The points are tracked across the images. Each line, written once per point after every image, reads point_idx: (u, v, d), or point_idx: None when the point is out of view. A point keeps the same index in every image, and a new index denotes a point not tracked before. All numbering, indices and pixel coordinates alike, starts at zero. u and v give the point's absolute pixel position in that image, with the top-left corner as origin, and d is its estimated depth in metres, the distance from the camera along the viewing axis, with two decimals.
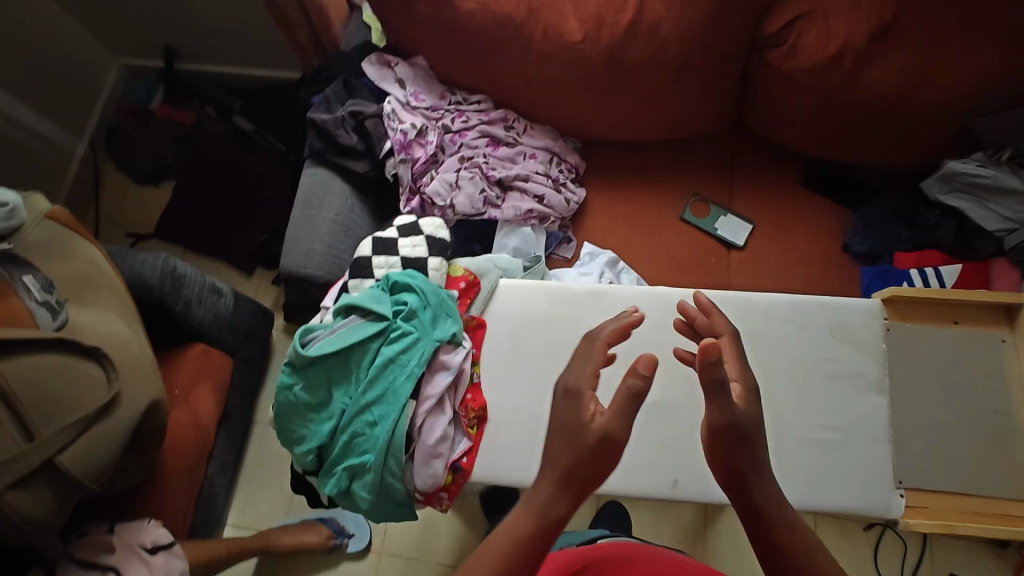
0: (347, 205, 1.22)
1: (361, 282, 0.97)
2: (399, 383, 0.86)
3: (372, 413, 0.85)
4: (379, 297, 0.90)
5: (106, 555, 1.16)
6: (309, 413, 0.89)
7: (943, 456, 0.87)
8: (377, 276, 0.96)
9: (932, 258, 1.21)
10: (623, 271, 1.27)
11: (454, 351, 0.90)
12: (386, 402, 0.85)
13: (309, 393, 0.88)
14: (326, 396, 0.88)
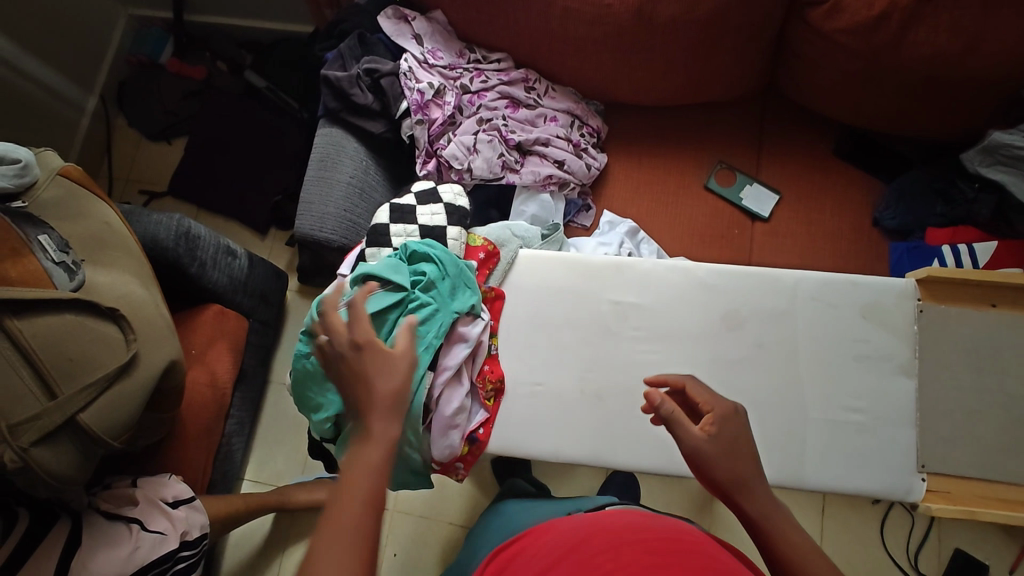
0: (363, 168, 1.19)
1: (379, 250, 0.95)
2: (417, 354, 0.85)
3: None
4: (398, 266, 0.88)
5: (128, 507, 1.20)
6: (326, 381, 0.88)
7: (967, 441, 0.86)
8: (395, 245, 0.93)
9: (966, 235, 1.17)
10: (643, 241, 1.24)
11: (472, 323, 0.90)
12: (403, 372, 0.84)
13: None
14: None
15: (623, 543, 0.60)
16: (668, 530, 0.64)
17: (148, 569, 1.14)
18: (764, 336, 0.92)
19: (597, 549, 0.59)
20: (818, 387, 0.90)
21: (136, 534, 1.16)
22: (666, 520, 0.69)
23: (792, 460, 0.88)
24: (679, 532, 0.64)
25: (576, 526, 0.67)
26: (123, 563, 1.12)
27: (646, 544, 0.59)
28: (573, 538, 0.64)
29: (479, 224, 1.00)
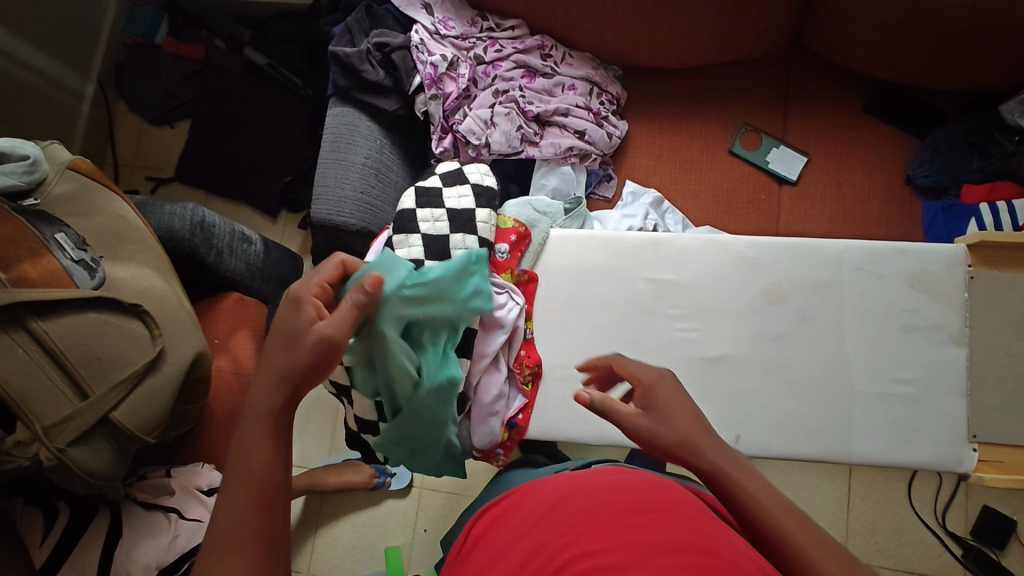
0: (377, 147, 1.15)
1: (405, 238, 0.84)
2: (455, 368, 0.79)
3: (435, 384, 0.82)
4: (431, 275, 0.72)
5: (166, 497, 1.20)
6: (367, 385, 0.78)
7: (1018, 409, 0.84)
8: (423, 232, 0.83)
9: (1005, 191, 1.13)
10: (668, 212, 1.21)
11: (507, 309, 0.88)
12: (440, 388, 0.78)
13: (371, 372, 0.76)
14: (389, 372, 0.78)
15: (596, 503, 0.55)
16: (656, 485, 0.59)
17: (186, 558, 1.16)
18: (808, 309, 0.90)
19: (569, 513, 0.55)
20: (863, 359, 0.88)
21: (175, 522, 1.18)
22: (650, 474, 0.65)
23: (838, 435, 0.87)
24: (668, 487, 0.59)
25: (553, 484, 0.63)
26: (164, 552, 1.14)
27: (627, 504, 0.54)
28: (548, 499, 0.60)
29: (507, 204, 0.96)
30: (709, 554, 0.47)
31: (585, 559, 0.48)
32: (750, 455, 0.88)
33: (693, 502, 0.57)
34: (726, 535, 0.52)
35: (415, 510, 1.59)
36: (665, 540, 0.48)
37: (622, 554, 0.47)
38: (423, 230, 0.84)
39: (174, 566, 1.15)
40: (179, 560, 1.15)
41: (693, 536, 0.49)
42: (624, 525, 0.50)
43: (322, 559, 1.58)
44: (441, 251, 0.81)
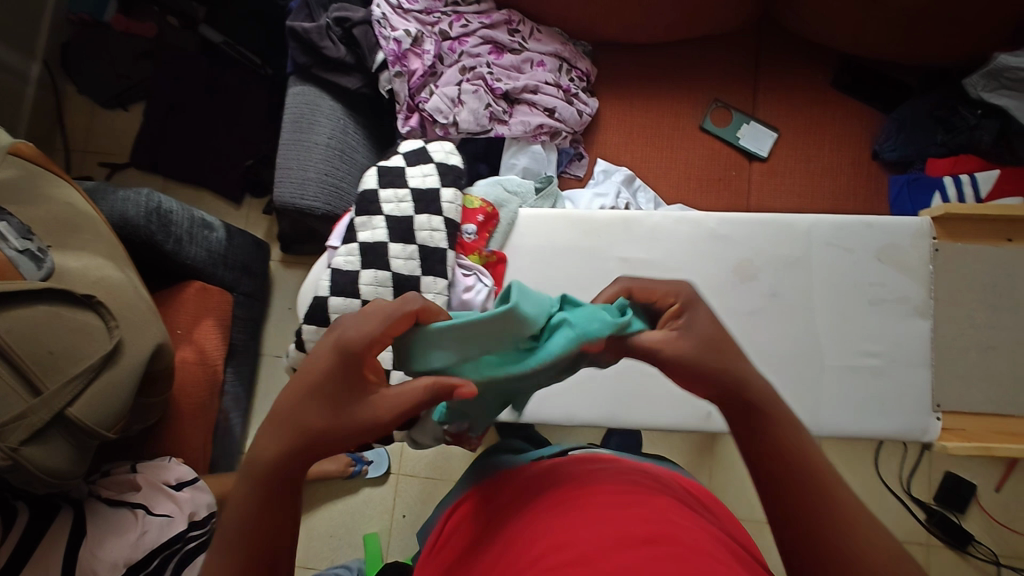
0: (341, 127, 1.11)
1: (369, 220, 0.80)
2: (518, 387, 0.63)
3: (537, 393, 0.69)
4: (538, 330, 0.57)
5: (132, 493, 1.19)
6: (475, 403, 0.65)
7: (981, 377, 0.86)
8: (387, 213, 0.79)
9: (968, 164, 1.14)
10: (639, 189, 1.20)
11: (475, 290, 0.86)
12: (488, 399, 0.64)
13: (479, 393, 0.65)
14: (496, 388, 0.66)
15: (573, 504, 0.53)
16: (633, 482, 0.58)
17: (158, 553, 1.12)
18: (778, 285, 0.90)
19: (548, 511, 0.54)
20: (832, 333, 0.89)
21: (143, 518, 1.15)
22: (634, 471, 0.64)
23: (809, 409, 0.88)
24: (647, 485, 0.58)
25: (535, 485, 0.62)
26: (132, 549, 1.11)
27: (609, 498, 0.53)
28: (529, 503, 0.58)
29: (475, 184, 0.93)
30: (682, 544, 0.46)
31: (553, 553, 0.46)
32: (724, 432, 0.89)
33: (670, 499, 0.56)
34: (701, 529, 0.51)
35: (392, 497, 1.58)
36: (638, 532, 0.46)
37: (590, 546, 0.45)
38: (387, 211, 0.79)
39: (143, 563, 1.10)
40: (150, 554, 1.11)
41: (666, 528, 0.48)
42: (597, 521, 0.48)
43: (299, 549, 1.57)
44: (406, 233, 0.77)
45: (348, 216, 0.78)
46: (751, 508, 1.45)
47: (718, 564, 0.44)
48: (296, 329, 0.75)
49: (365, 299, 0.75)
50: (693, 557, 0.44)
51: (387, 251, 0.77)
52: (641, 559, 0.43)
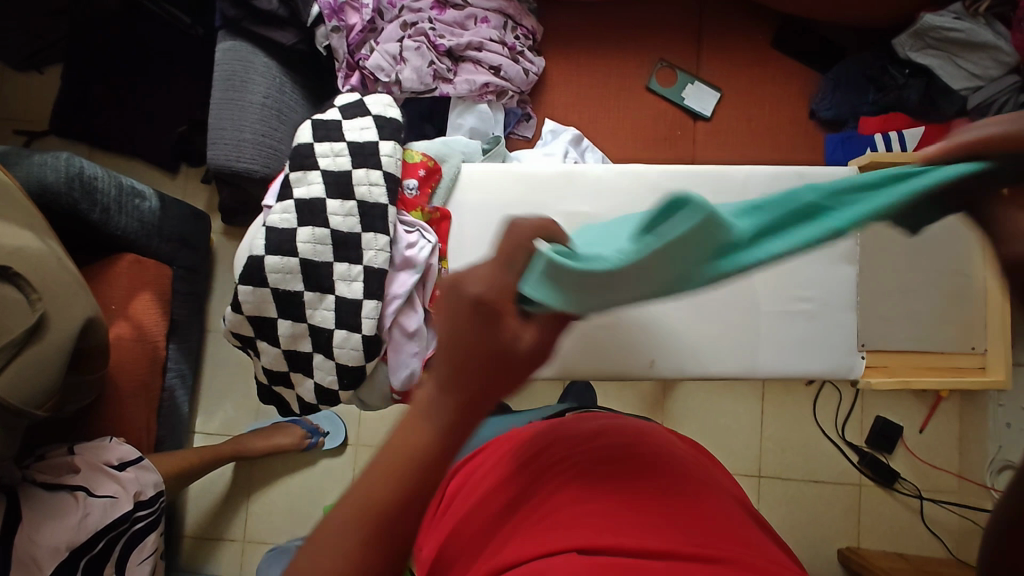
0: (276, 86, 1.06)
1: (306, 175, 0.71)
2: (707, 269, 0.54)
3: None
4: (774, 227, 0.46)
5: (70, 475, 1.13)
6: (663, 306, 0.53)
7: (904, 316, 0.92)
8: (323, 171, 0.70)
9: (897, 121, 1.18)
10: (587, 149, 1.19)
11: (418, 247, 0.74)
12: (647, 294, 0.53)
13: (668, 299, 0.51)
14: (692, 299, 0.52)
15: (577, 463, 0.59)
16: (636, 433, 0.65)
17: (102, 536, 1.10)
18: None
19: (557, 466, 0.60)
20: (768, 281, 0.91)
21: (83, 501, 1.10)
22: (630, 421, 0.71)
23: (746, 357, 0.91)
24: (644, 433, 0.66)
25: (540, 435, 0.67)
26: (74, 532, 1.06)
27: (619, 448, 0.61)
28: (533, 458, 0.63)
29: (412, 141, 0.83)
30: (683, 497, 0.55)
31: (563, 518, 0.52)
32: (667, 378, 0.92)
33: (664, 446, 0.64)
34: (695, 475, 0.60)
35: (350, 467, 1.58)
36: (653, 487, 0.56)
37: (594, 512, 0.52)
38: (324, 166, 0.70)
39: (88, 544, 1.08)
40: (95, 537, 1.09)
41: (676, 480, 0.58)
42: (602, 485, 0.56)
43: (258, 523, 1.58)
44: (343, 187, 0.70)
45: (282, 172, 0.71)
46: None
47: (712, 509, 0.55)
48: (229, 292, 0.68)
49: (303, 258, 0.69)
50: (700, 506, 0.54)
51: (324, 207, 0.69)
52: (652, 516, 0.52)
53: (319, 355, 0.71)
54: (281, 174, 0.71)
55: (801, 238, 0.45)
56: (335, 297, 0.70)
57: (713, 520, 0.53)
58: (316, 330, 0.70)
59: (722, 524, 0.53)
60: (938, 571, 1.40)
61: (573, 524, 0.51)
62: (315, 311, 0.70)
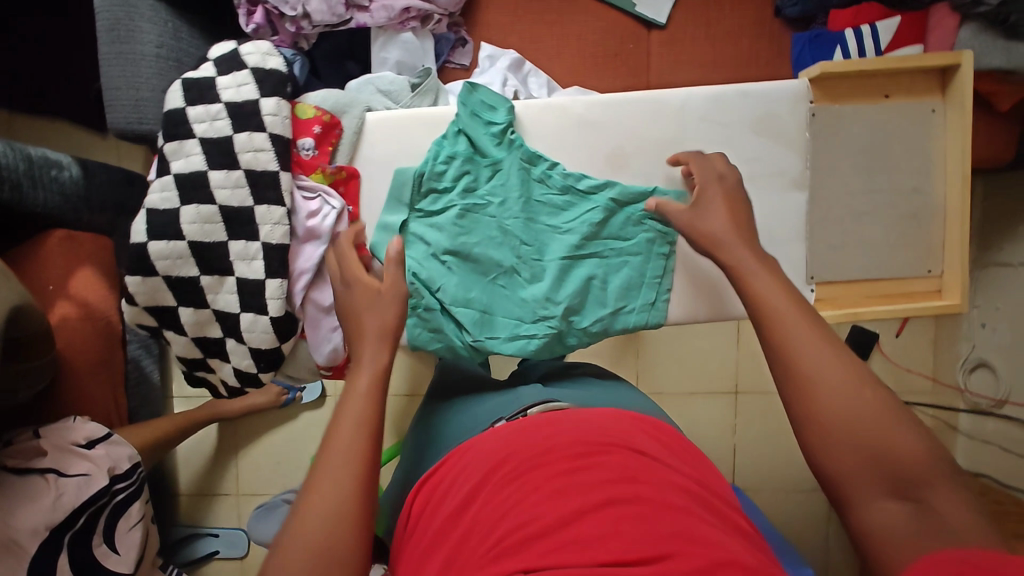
0: (170, 32, 0.94)
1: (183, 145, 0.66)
2: (598, 301, 0.75)
3: (479, 190, 0.74)
4: (511, 149, 0.74)
5: (38, 458, 1.12)
6: (476, 243, 0.73)
7: (856, 244, 0.77)
8: (200, 136, 0.65)
9: (870, 14, 1.05)
10: (529, 74, 1.09)
11: (321, 215, 0.69)
12: (569, 344, 0.75)
13: (468, 231, 0.73)
14: (483, 231, 0.74)
15: (528, 469, 0.54)
16: (593, 428, 0.58)
17: (84, 510, 1.12)
18: (652, 173, 0.76)
19: (508, 481, 0.53)
20: None
21: (55, 482, 1.11)
22: (588, 411, 0.62)
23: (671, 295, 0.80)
24: (601, 426, 0.58)
25: (495, 435, 0.61)
26: (50, 512, 1.07)
27: (567, 453, 0.54)
28: (484, 461, 0.58)
29: (309, 93, 0.73)
30: (639, 496, 0.49)
31: (509, 536, 0.47)
32: None
33: (622, 438, 0.57)
34: (656, 468, 0.53)
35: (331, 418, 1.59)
36: (596, 492, 0.49)
37: (542, 525, 0.47)
38: (200, 133, 0.64)
39: (68, 521, 1.10)
40: (76, 513, 1.11)
41: (626, 478, 0.51)
42: (552, 492, 0.50)
43: (249, 478, 1.62)
44: (226, 156, 0.64)
45: (157, 145, 0.66)
46: (674, 382, 1.54)
47: (671, 506, 0.48)
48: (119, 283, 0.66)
49: (190, 241, 0.65)
50: (651, 506, 0.48)
51: (208, 180, 0.64)
52: (603, 527, 0.46)
53: (231, 340, 0.68)
54: (155, 146, 0.66)
55: (470, 111, 0.74)
56: (235, 279, 0.66)
57: (674, 523, 0.46)
58: (221, 315, 0.67)
59: (684, 524, 0.46)
60: None
61: (520, 544, 0.46)
62: (216, 296, 0.67)
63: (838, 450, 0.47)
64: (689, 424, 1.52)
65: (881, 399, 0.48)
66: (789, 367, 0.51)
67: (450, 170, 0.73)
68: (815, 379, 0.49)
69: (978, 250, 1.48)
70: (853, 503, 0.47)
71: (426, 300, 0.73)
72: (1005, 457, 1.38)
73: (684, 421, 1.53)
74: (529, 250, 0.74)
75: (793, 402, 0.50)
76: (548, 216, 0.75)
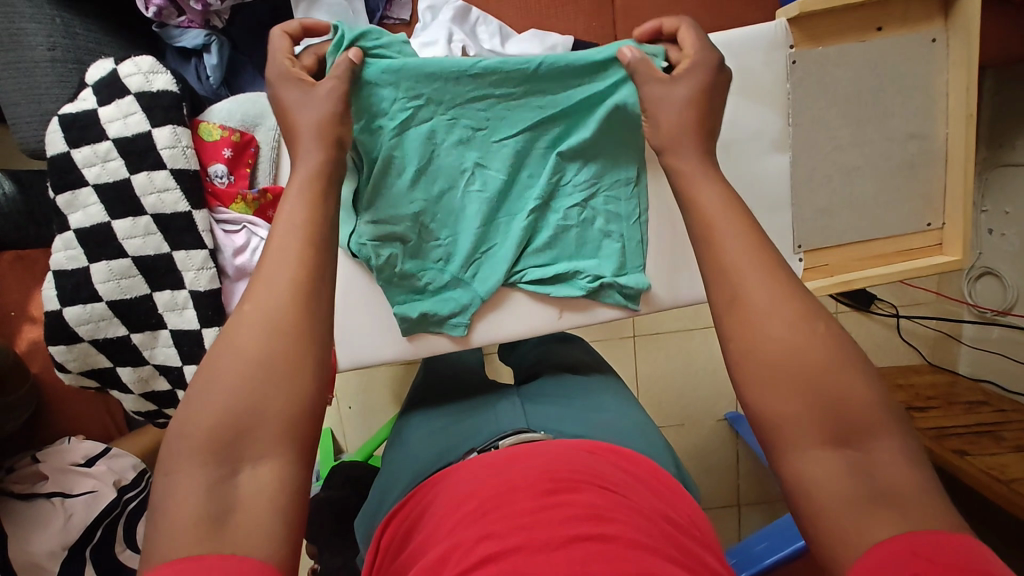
0: (61, 30, 0.82)
1: (78, 194, 0.62)
2: (577, 242, 0.74)
3: (424, 121, 0.68)
4: (450, 87, 0.68)
5: (41, 483, 1.07)
6: (432, 178, 0.70)
7: (846, 204, 0.71)
8: (93, 180, 0.62)
9: None
10: (477, 23, 0.96)
11: (249, 250, 0.65)
12: (556, 294, 0.75)
13: (422, 170, 0.70)
14: (438, 165, 0.70)
15: (496, 505, 0.50)
16: (562, 461, 0.54)
17: (99, 524, 1.07)
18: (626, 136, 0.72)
19: (474, 511, 0.50)
20: None
21: (62, 504, 1.06)
22: (558, 443, 0.59)
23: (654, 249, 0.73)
24: (571, 460, 0.55)
25: (472, 469, 0.56)
26: (64, 533, 1.03)
27: (536, 483, 0.51)
28: (454, 498, 0.54)
29: (215, 107, 0.66)
30: (608, 535, 0.45)
31: (475, 569, 0.44)
32: (580, 327, 0.76)
33: (593, 474, 0.53)
34: (625, 506, 0.50)
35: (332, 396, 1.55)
36: (563, 526, 0.45)
37: (512, 562, 0.43)
38: (92, 179, 0.61)
39: (86, 538, 1.05)
40: (90, 529, 1.05)
41: (594, 515, 0.47)
42: (521, 525, 0.46)
43: None
44: (128, 203, 0.61)
45: (49, 198, 0.62)
46: (673, 323, 1.50)
47: (639, 544, 0.45)
48: (46, 355, 0.65)
49: (110, 300, 0.63)
50: (620, 545, 0.44)
51: (114, 233, 0.62)
52: (570, 564, 0.42)
53: (181, 391, 0.68)
54: (50, 199, 0.63)
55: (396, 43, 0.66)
56: (169, 331, 0.65)
57: (644, 564, 0.43)
58: (164, 369, 0.66)
59: (653, 564, 0.43)
60: (910, 382, 1.45)
61: None
62: (154, 351, 0.65)
63: (772, 393, 0.42)
64: (690, 364, 1.50)
65: (830, 336, 0.43)
66: (739, 311, 0.45)
67: (384, 126, 0.67)
68: (764, 321, 0.44)
69: (986, 151, 1.37)
70: (789, 455, 0.41)
71: (402, 272, 0.71)
72: (1010, 365, 1.36)
73: (685, 361, 1.50)
74: (485, 172, 0.72)
75: (736, 342, 0.44)
76: (502, 135, 0.71)
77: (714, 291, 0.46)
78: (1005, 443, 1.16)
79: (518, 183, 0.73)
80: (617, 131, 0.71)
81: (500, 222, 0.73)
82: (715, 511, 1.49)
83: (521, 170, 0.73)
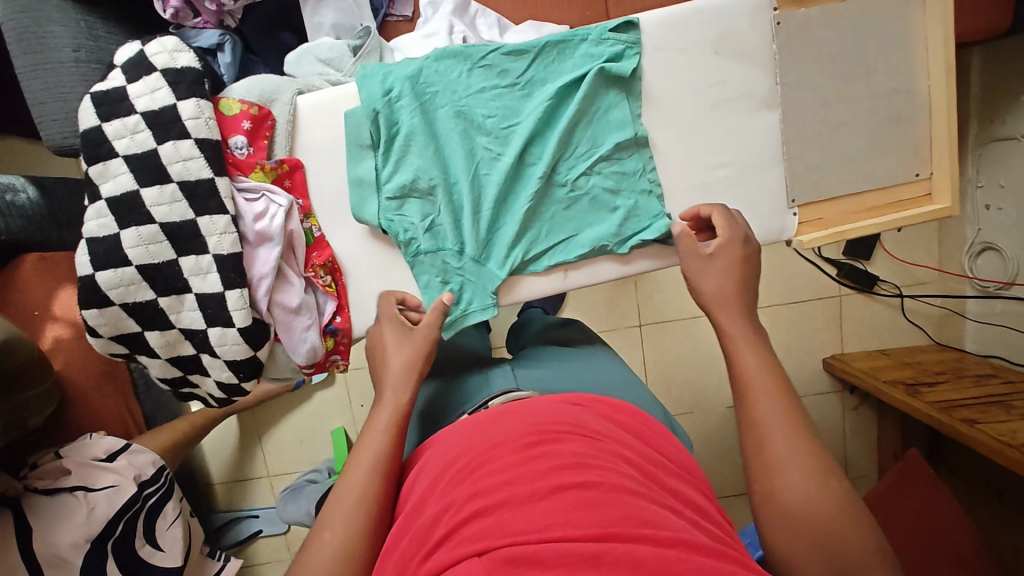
0: (85, 32, 0.87)
1: (107, 165, 0.66)
2: (589, 211, 0.75)
3: (433, 106, 0.72)
4: (463, 77, 0.72)
5: (64, 478, 1.07)
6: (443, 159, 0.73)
7: (836, 158, 0.75)
8: (123, 152, 0.66)
9: None
10: (476, 15, 1.00)
11: (268, 217, 0.69)
12: (571, 259, 0.76)
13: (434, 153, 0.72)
14: (449, 147, 0.73)
15: (483, 463, 0.51)
16: (546, 413, 0.56)
17: (120, 518, 1.07)
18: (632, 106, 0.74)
19: (465, 468, 0.52)
20: (677, 152, 0.75)
21: (85, 497, 1.06)
22: (543, 398, 0.61)
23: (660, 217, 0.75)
24: (557, 413, 0.57)
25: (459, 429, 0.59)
26: (87, 525, 1.03)
27: (521, 435, 0.53)
28: (444, 459, 0.56)
29: (233, 85, 0.72)
30: (592, 482, 0.47)
31: (466, 525, 0.46)
32: (584, 286, 0.78)
33: (578, 424, 0.55)
34: (609, 452, 0.52)
35: (345, 393, 1.54)
36: (547, 478, 0.47)
37: (500, 515, 0.45)
38: (122, 150, 0.65)
39: (109, 531, 1.05)
40: (113, 522, 1.06)
41: (577, 465, 0.49)
42: (507, 480, 0.48)
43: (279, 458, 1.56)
44: (156, 172, 0.65)
45: (80, 170, 0.66)
46: (680, 310, 1.51)
47: (622, 488, 0.47)
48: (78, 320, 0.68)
49: (138, 265, 0.67)
50: (606, 493, 0.46)
51: (143, 200, 0.66)
52: (555, 512, 0.44)
53: (206, 355, 0.71)
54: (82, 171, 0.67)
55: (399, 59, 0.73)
56: (194, 295, 0.68)
57: (625, 508, 0.45)
58: (189, 333, 0.70)
59: (636, 508, 0.45)
60: (918, 360, 1.46)
61: (476, 532, 0.44)
62: (180, 315, 0.69)
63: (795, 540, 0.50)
64: (698, 351, 1.51)
65: (839, 497, 0.50)
66: (764, 461, 0.53)
67: (403, 108, 0.71)
68: (786, 470, 0.51)
69: (977, 127, 1.40)
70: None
71: (425, 245, 0.74)
72: (1016, 337, 1.36)
73: (693, 348, 1.51)
74: (493, 150, 0.74)
75: (756, 474, 0.53)
76: (504, 114, 0.73)
77: (746, 438, 0.55)
78: (1016, 412, 1.16)
79: (528, 159, 0.74)
80: (608, 100, 0.73)
81: (512, 198, 0.75)
82: (730, 500, 1.50)
83: (528, 147, 0.74)
